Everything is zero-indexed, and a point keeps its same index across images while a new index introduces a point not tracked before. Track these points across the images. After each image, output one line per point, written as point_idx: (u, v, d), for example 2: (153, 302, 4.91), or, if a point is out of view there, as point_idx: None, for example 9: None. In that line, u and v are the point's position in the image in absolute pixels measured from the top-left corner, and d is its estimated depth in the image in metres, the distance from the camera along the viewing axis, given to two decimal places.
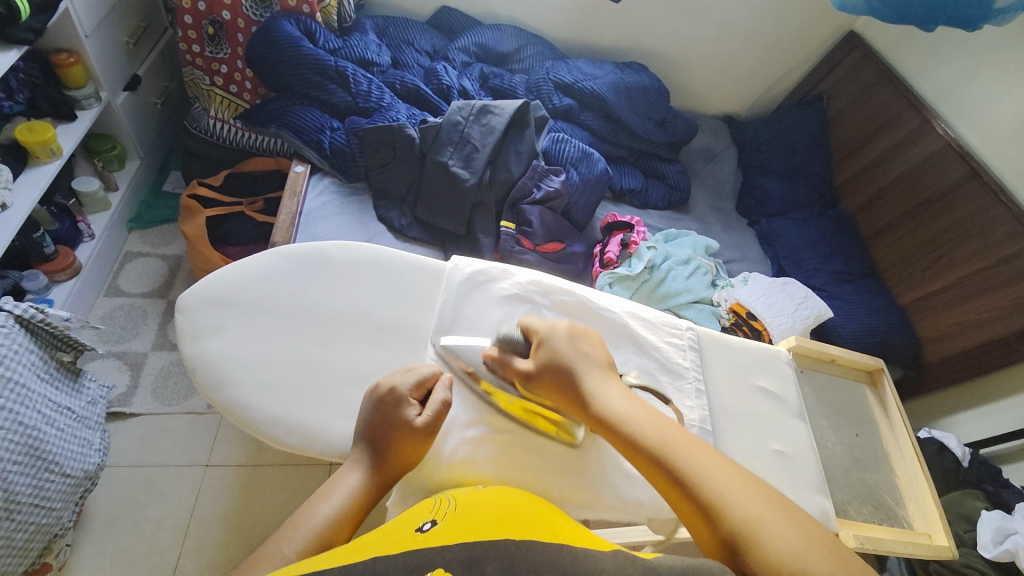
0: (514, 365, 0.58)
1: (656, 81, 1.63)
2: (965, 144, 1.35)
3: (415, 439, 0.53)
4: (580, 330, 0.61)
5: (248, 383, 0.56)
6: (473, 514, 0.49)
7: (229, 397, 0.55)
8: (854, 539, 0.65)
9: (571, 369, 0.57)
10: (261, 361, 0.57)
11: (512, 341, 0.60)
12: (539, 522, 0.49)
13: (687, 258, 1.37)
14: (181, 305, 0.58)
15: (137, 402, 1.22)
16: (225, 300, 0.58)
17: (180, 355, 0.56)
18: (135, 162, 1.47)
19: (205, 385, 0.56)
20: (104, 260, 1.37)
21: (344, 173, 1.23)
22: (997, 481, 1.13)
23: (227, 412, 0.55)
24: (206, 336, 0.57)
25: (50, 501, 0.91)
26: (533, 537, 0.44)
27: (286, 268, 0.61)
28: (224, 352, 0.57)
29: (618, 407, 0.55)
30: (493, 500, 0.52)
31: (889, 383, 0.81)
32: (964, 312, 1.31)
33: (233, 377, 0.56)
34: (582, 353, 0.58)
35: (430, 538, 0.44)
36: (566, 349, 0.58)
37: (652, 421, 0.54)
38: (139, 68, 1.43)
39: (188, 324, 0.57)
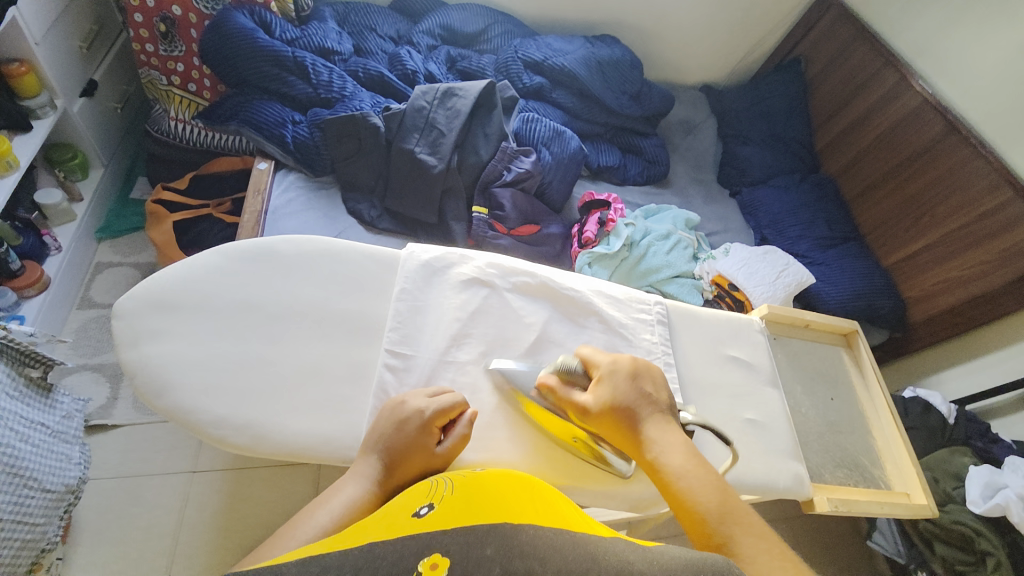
0: (573, 398, 0.56)
1: (628, 54, 1.59)
2: (943, 98, 1.33)
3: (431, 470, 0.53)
4: (644, 368, 0.58)
5: (193, 386, 0.54)
6: (473, 498, 0.44)
7: (174, 401, 0.53)
8: (827, 504, 0.65)
9: (627, 407, 0.55)
10: (208, 363, 0.55)
11: (571, 370, 0.58)
12: (546, 508, 0.45)
13: (667, 232, 1.35)
14: (119, 309, 0.55)
15: (118, 413, 1.21)
16: (165, 302, 0.56)
17: (119, 361, 0.54)
18: (98, 170, 1.44)
19: (148, 391, 0.53)
20: (74, 272, 1.35)
21: (310, 168, 1.20)
22: (985, 436, 1.13)
23: (171, 417, 0.53)
24: (145, 340, 0.54)
25: (31, 517, 0.90)
26: (535, 523, 0.40)
27: (230, 266, 0.59)
28: (167, 356, 0.54)
29: (669, 460, 0.52)
30: (495, 483, 0.48)
31: (864, 345, 0.80)
32: (948, 270, 1.29)
33: (178, 381, 0.54)
34: (641, 393, 0.56)
35: (425, 524, 0.40)
36: (626, 388, 0.56)
37: (702, 482, 0.50)
38: (95, 72, 1.38)
39: (126, 329, 0.54)
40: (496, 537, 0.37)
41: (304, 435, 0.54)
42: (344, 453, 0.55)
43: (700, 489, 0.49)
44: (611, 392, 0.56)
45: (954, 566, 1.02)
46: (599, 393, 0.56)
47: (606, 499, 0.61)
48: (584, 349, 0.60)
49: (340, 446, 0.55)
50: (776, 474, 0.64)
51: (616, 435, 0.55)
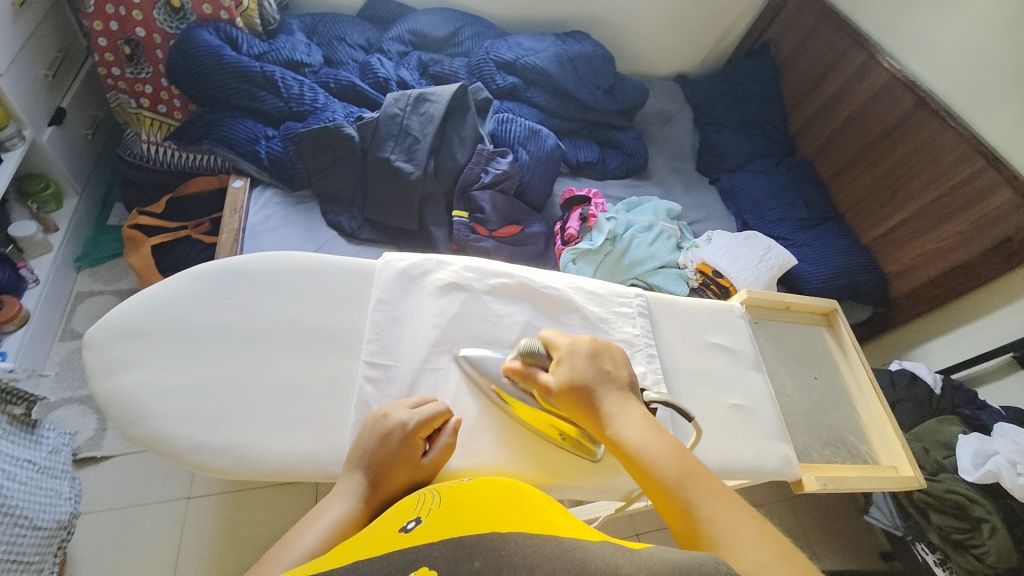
0: (536, 378, 0.57)
1: (600, 49, 1.60)
2: (910, 74, 1.35)
3: (417, 481, 0.53)
4: (604, 346, 0.59)
5: (170, 413, 0.53)
6: (461, 509, 0.44)
7: (150, 429, 0.52)
8: (816, 482, 0.66)
9: (587, 386, 0.55)
10: (183, 389, 0.54)
11: (535, 352, 0.58)
12: (534, 514, 0.45)
13: (649, 224, 1.36)
14: (90, 340, 0.54)
15: (108, 443, 1.20)
16: (137, 330, 0.55)
17: (92, 393, 0.53)
18: (73, 198, 1.42)
19: (124, 420, 0.53)
20: (54, 304, 1.33)
21: (286, 182, 1.19)
22: (973, 404, 1.14)
23: (149, 445, 0.52)
24: (118, 369, 0.54)
25: (24, 555, 0.88)
26: (524, 530, 0.40)
27: (201, 289, 0.58)
28: (142, 384, 0.54)
29: (630, 433, 0.52)
30: (483, 491, 0.48)
31: (844, 323, 0.81)
32: (926, 242, 1.31)
33: (153, 409, 0.53)
34: (598, 372, 0.56)
35: (412, 538, 0.40)
36: (585, 369, 0.56)
37: (662, 449, 0.50)
38: (63, 99, 1.36)
39: (98, 360, 0.54)
40: (483, 548, 0.37)
41: (287, 454, 0.54)
42: (329, 468, 0.55)
43: (660, 457, 0.50)
44: (569, 372, 0.56)
45: (949, 535, 1.02)
46: (561, 375, 0.56)
47: (596, 494, 0.61)
48: (545, 331, 0.60)
49: (325, 460, 0.55)
50: (764, 456, 0.64)
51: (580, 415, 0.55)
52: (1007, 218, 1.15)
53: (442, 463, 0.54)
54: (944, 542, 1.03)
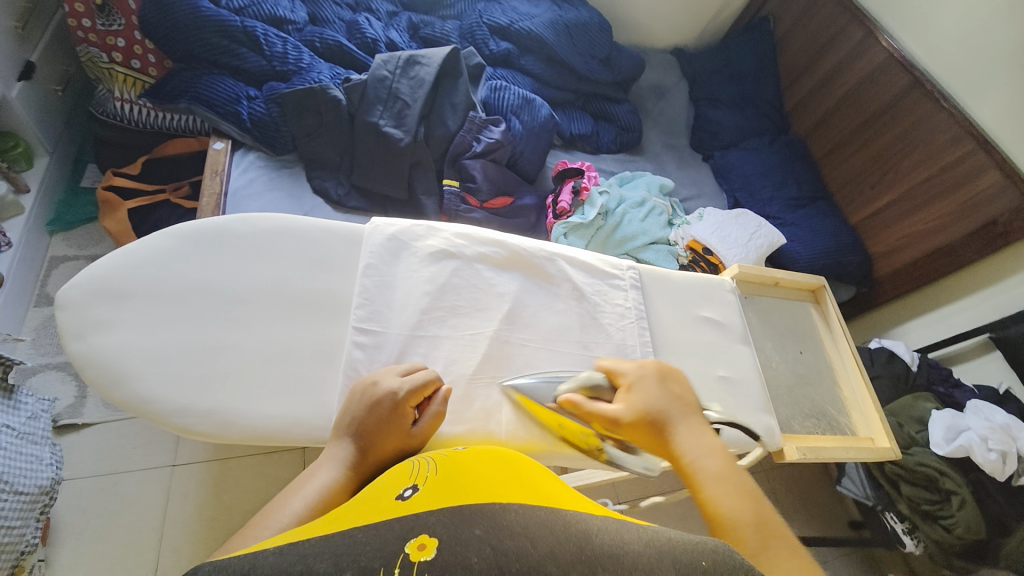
0: (599, 406, 0.55)
1: (596, 16, 1.55)
2: (907, 53, 1.33)
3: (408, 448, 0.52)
4: (673, 373, 0.58)
5: (150, 375, 0.51)
6: (460, 480, 0.42)
7: (129, 392, 0.51)
8: (796, 452, 0.67)
9: (655, 409, 0.54)
10: (163, 351, 0.52)
11: (597, 385, 0.58)
12: (535, 488, 0.43)
13: (642, 199, 1.35)
14: (62, 300, 0.52)
15: (89, 411, 1.17)
16: (113, 290, 0.53)
17: (67, 354, 0.51)
18: (44, 158, 1.35)
19: (100, 383, 0.51)
20: (27, 268, 1.28)
21: (270, 146, 1.14)
22: (947, 381, 1.18)
23: (130, 408, 0.51)
24: (93, 331, 0.51)
25: (7, 520, 0.87)
26: (528, 501, 0.38)
27: (181, 250, 0.56)
28: (119, 346, 0.52)
29: (704, 464, 0.48)
30: (482, 463, 0.46)
31: (831, 299, 0.82)
32: (912, 223, 1.32)
33: (132, 371, 0.51)
34: (671, 398, 0.55)
35: (411, 506, 0.38)
36: (654, 393, 0.55)
37: (739, 492, 0.45)
38: (32, 54, 1.29)
39: (71, 320, 0.51)
40: (485, 519, 0.34)
41: (273, 418, 0.53)
42: (318, 433, 0.54)
43: (739, 496, 0.45)
44: (637, 400, 0.54)
45: (919, 505, 1.06)
46: (630, 400, 0.55)
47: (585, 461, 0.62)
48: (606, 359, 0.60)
49: (312, 425, 0.54)
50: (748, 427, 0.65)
51: (647, 443, 0.53)
52: (993, 200, 1.16)
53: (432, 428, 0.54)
54: (913, 513, 1.08)
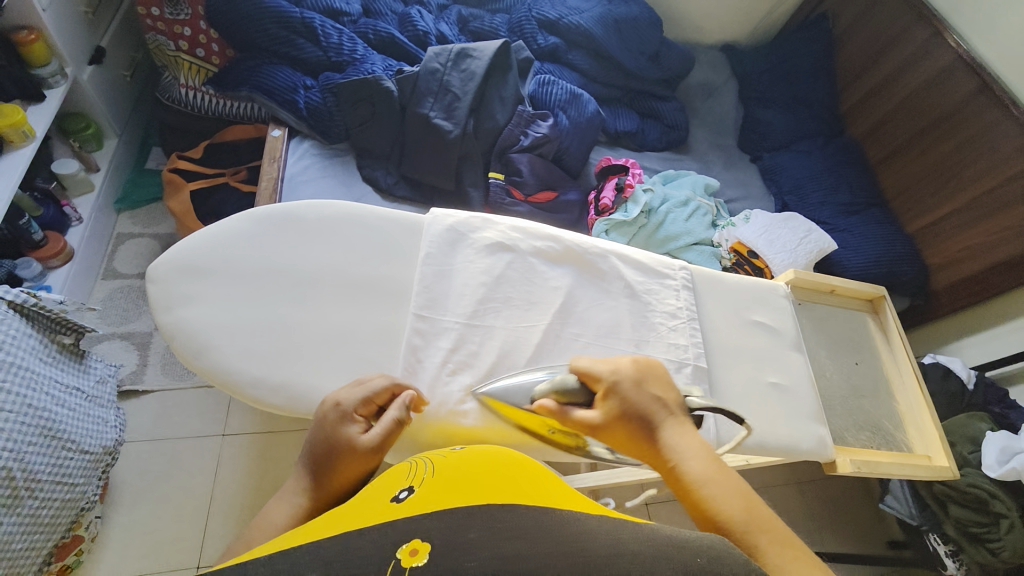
0: (572, 415, 0.53)
1: (647, 11, 1.52)
2: (977, 54, 1.25)
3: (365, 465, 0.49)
4: (648, 367, 0.56)
5: (228, 347, 0.55)
6: (454, 478, 0.45)
7: (211, 362, 0.54)
8: (850, 465, 0.65)
9: (633, 412, 0.51)
10: (241, 326, 0.56)
11: (570, 387, 0.54)
12: (529, 485, 0.45)
13: (686, 199, 1.32)
14: (152, 274, 0.56)
15: (149, 378, 1.26)
16: (197, 266, 0.57)
17: (157, 325, 0.55)
18: (113, 141, 1.43)
19: (186, 352, 0.55)
20: (97, 243, 1.37)
21: (324, 135, 1.18)
22: (1004, 402, 1.12)
23: (211, 378, 0.54)
24: (180, 304, 0.55)
25: (71, 477, 0.90)
26: (519, 502, 0.40)
27: (257, 231, 0.59)
28: (202, 320, 0.55)
29: (690, 469, 0.48)
30: (475, 461, 0.48)
31: (891, 310, 0.79)
32: (973, 235, 1.25)
33: (214, 343, 0.55)
34: (649, 399, 0.52)
35: (403, 508, 0.40)
36: (631, 395, 0.52)
37: (730, 491, 0.45)
38: (102, 39, 1.34)
39: (161, 293, 0.55)
40: (479, 519, 0.37)
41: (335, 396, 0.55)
42: None
43: (729, 498, 0.45)
44: (613, 405, 0.52)
45: (967, 528, 1.01)
46: (604, 404, 0.52)
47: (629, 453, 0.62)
48: (580, 358, 0.56)
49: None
50: (798, 436, 0.64)
51: (627, 447, 0.52)
52: None
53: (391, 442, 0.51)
54: (959, 535, 1.02)
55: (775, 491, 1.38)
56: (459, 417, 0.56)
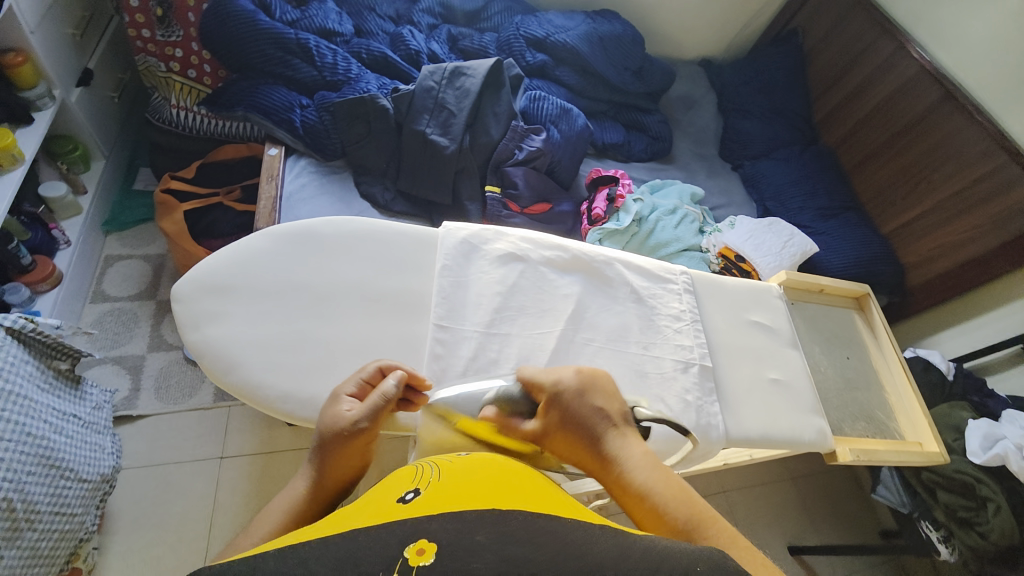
0: (518, 427, 0.52)
1: (629, 29, 1.59)
2: (939, 66, 1.34)
3: (349, 435, 0.50)
4: (593, 379, 0.55)
5: (257, 364, 0.56)
6: (461, 482, 0.45)
7: (240, 378, 0.55)
8: (849, 454, 0.69)
9: (579, 423, 0.51)
10: (268, 343, 0.57)
11: (513, 398, 0.54)
12: (534, 492, 0.46)
13: (674, 207, 1.37)
14: (177, 294, 0.57)
15: (143, 403, 1.23)
16: (220, 285, 0.58)
17: (184, 344, 0.56)
18: (101, 162, 1.42)
19: (214, 370, 0.56)
20: (84, 266, 1.34)
21: (321, 152, 1.19)
22: (981, 391, 1.17)
23: (240, 394, 0.55)
24: (206, 322, 0.56)
25: (70, 507, 0.88)
26: (524, 508, 0.40)
27: (278, 248, 0.61)
28: (228, 337, 0.57)
29: (635, 477, 0.47)
30: (480, 466, 0.48)
31: (876, 307, 0.84)
32: (944, 234, 1.32)
33: (242, 360, 0.56)
34: (592, 412, 0.51)
35: (411, 510, 0.40)
36: (575, 407, 0.52)
37: (676, 496, 0.45)
38: (90, 61, 1.34)
39: (187, 312, 0.56)
40: (488, 522, 0.37)
41: None
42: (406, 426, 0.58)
43: (674, 503, 0.45)
44: (554, 419, 0.51)
45: (955, 512, 1.05)
46: (546, 418, 0.52)
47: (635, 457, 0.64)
48: (524, 369, 0.56)
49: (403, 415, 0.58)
50: (801, 428, 0.67)
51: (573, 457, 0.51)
52: None
53: (379, 417, 0.51)
54: (949, 520, 1.06)
55: (772, 488, 1.42)
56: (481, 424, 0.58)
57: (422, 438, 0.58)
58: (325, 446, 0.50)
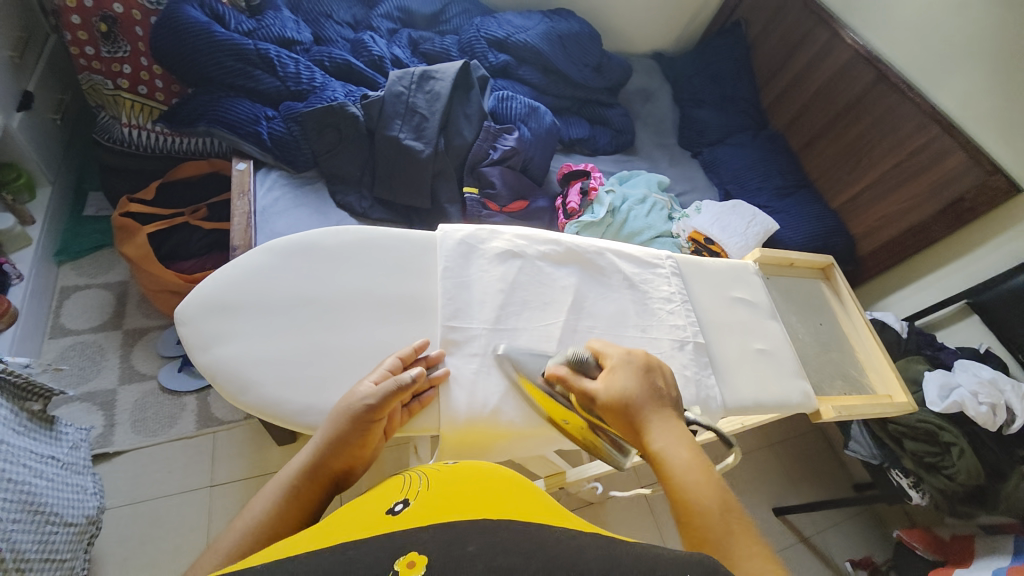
0: (582, 385, 0.57)
1: (586, 27, 1.64)
2: (872, 49, 1.45)
3: (357, 413, 0.55)
4: (653, 360, 0.59)
5: (271, 381, 0.59)
6: (450, 491, 0.47)
7: (257, 396, 0.59)
8: (832, 411, 0.74)
9: (635, 392, 0.55)
10: (280, 359, 0.60)
11: (582, 361, 0.59)
12: (519, 500, 0.48)
13: (643, 196, 1.42)
14: (184, 317, 0.60)
15: (119, 439, 1.17)
16: (227, 306, 0.61)
17: (197, 366, 0.59)
18: (46, 189, 1.33)
19: (230, 390, 0.59)
20: (40, 300, 1.26)
21: (291, 164, 1.17)
22: (933, 345, 1.29)
23: (258, 411, 0.58)
24: (216, 343, 0.60)
25: (59, 553, 0.85)
26: (511, 516, 0.42)
27: (281, 265, 0.64)
28: (239, 356, 0.60)
29: (675, 456, 0.50)
30: (466, 479, 0.50)
31: (840, 275, 0.91)
32: (887, 205, 1.43)
33: (256, 379, 0.59)
34: (651, 386, 0.56)
35: (400, 521, 0.42)
36: (635, 378, 0.56)
37: (704, 481, 0.48)
38: (29, 83, 1.26)
39: (197, 335, 0.60)
40: (478, 533, 0.38)
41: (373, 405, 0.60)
42: (428, 427, 0.61)
43: (702, 484, 0.48)
44: (619, 383, 0.56)
45: (923, 459, 1.14)
46: (609, 381, 0.56)
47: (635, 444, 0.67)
48: (596, 341, 0.61)
49: (426, 416, 0.61)
50: (788, 391, 0.73)
51: (619, 426, 0.55)
52: (958, 180, 1.27)
53: (387, 401, 0.56)
54: (918, 466, 1.16)
55: (754, 455, 1.50)
56: (498, 415, 0.61)
57: (444, 438, 0.61)
58: (335, 422, 0.55)
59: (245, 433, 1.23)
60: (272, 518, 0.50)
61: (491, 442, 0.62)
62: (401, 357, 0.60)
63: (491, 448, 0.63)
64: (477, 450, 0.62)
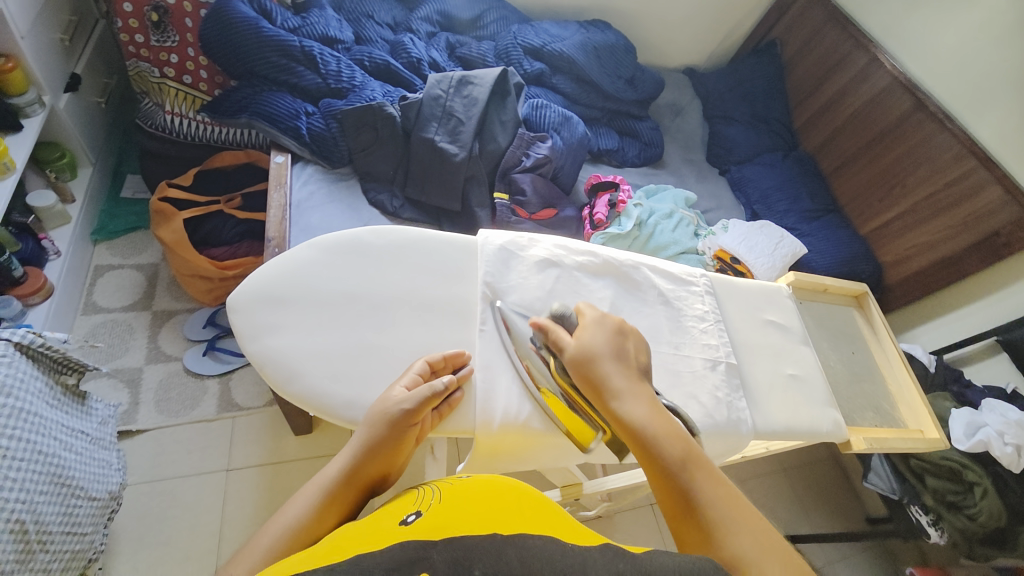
0: (558, 336, 0.60)
1: (621, 39, 1.64)
2: (910, 77, 1.43)
3: (395, 419, 0.56)
4: (626, 326, 0.63)
5: (316, 373, 0.61)
6: (460, 507, 0.45)
7: (302, 388, 0.61)
8: (863, 442, 0.74)
9: (598, 353, 0.59)
10: (325, 353, 0.62)
11: (564, 317, 0.63)
12: (529, 513, 0.47)
13: (671, 211, 1.41)
14: (234, 305, 0.63)
15: (143, 417, 1.19)
16: (276, 296, 0.64)
17: (246, 353, 0.62)
18: (88, 169, 1.37)
19: (277, 380, 0.61)
20: (75, 277, 1.29)
21: (327, 159, 1.19)
22: (960, 382, 1.26)
23: (302, 401, 0.60)
24: (266, 332, 0.62)
25: (81, 526, 0.87)
26: (525, 532, 0.41)
27: (328, 259, 0.67)
28: (286, 347, 0.62)
29: (637, 412, 0.55)
30: (479, 491, 0.49)
31: (875, 304, 0.90)
32: (920, 234, 1.40)
33: (302, 370, 0.61)
34: (618, 347, 0.60)
35: (409, 533, 0.41)
36: (603, 338, 0.60)
37: (668, 434, 0.53)
38: (77, 66, 1.30)
39: (248, 323, 0.62)
40: (488, 551, 0.36)
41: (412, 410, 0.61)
42: (467, 427, 0.62)
43: (666, 439, 0.52)
44: (588, 337, 0.60)
45: (944, 496, 1.12)
46: (583, 339, 0.60)
47: None
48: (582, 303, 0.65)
49: (460, 419, 0.62)
50: (820, 420, 0.72)
51: (588, 389, 0.58)
52: (995, 214, 1.24)
53: (422, 407, 0.57)
54: (938, 504, 1.13)
55: (765, 480, 1.48)
56: (532, 424, 0.62)
57: (477, 444, 0.62)
58: (372, 428, 0.57)
59: (263, 420, 1.24)
60: (309, 519, 0.51)
61: (524, 449, 0.63)
62: (431, 362, 0.61)
63: (523, 455, 0.64)
64: (505, 455, 0.63)
